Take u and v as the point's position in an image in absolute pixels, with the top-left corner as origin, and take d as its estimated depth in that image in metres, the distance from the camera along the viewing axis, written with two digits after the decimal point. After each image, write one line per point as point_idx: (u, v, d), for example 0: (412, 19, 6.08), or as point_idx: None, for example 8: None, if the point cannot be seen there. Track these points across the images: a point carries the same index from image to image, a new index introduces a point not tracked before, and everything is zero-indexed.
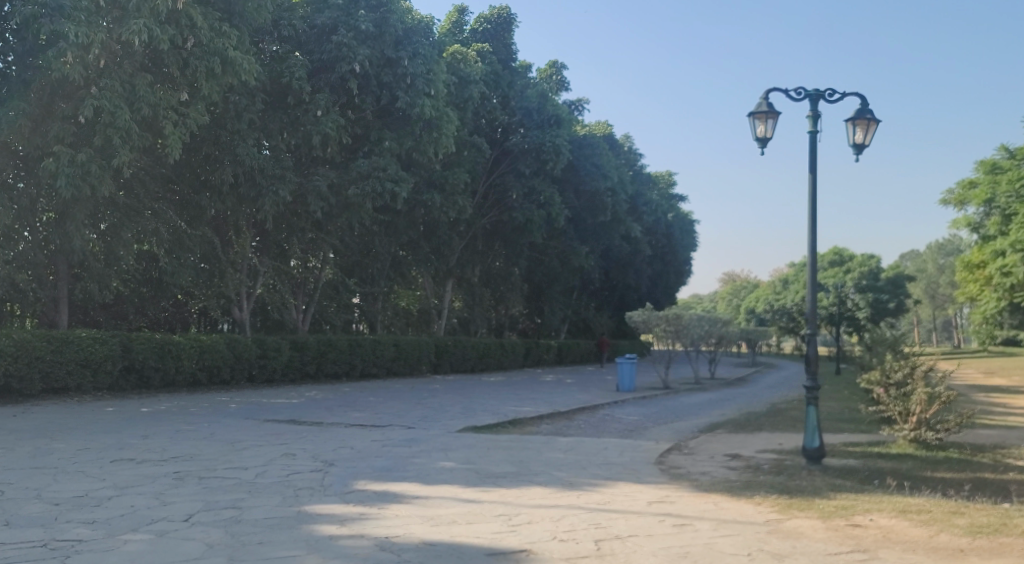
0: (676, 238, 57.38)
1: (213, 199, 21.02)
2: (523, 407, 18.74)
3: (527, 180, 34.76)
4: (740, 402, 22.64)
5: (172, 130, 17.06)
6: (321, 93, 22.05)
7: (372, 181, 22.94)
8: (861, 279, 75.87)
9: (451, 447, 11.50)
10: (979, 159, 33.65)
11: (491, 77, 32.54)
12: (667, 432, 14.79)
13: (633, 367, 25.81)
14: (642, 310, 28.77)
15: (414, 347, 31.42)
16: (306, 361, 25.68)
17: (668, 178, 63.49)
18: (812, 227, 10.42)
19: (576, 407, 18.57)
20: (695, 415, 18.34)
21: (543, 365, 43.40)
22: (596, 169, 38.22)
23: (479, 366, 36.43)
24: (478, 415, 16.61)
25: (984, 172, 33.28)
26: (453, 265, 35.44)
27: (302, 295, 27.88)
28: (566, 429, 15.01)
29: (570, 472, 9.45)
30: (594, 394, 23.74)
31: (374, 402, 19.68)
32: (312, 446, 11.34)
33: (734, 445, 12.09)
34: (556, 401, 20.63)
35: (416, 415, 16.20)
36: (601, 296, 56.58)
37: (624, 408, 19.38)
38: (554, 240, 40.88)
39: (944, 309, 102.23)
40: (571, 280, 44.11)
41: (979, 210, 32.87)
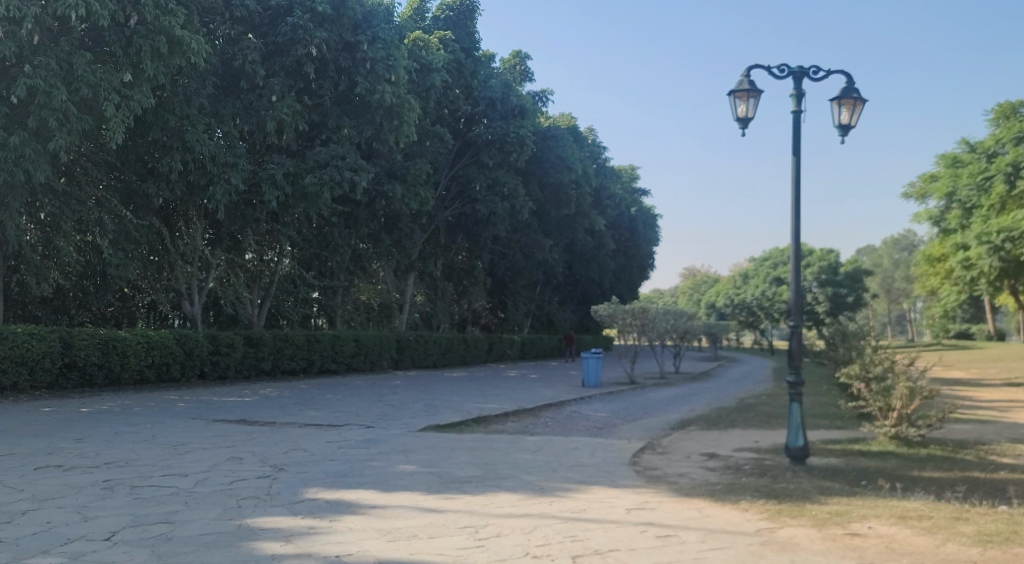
0: (640, 231, 57.04)
1: (161, 188, 20.05)
2: (488, 404, 18.07)
3: (490, 172, 34.10)
4: (708, 397, 22.17)
5: (114, 113, 16.13)
6: (275, 77, 21.17)
7: (330, 170, 22.09)
8: (821, 273, 76.35)
9: (411, 448, 10.78)
10: (941, 153, 33.42)
11: (454, 65, 31.50)
12: (637, 429, 14.20)
13: (598, 361, 25.25)
14: (608, 304, 28.25)
15: (375, 343, 30.58)
16: (261, 358, 24.74)
17: (631, 171, 63.17)
18: (795, 214, 9.88)
19: (542, 403, 17.93)
20: (664, 411, 17.80)
21: (506, 360, 42.77)
22: (560, 161, 37.64)
23: (441, 362, 35.70)
24: (440, 413, 15.91)
25: (945, 165, 33.03)
26: (414, 258, 34.64)
27: (258, 289, 26.92)
28: (533, 427, 14.37)
29: (540, 475, 8.79)
30: (560, 390, 23.13)
31: (331, 400, 18.86)
32: (261, 449, 10.56)
33: (709, 444, 11.51)
34: (520, 398, 19.98)
35: (375, 414, 15.44)
36: (564, 291, 56.07)
37: (592, 404, 18.78)
38: (517, 233, 40.22)
39: (901, 303, 103.47)
40: (535, 274, 43.49)
41: (940, 203, 32.80)
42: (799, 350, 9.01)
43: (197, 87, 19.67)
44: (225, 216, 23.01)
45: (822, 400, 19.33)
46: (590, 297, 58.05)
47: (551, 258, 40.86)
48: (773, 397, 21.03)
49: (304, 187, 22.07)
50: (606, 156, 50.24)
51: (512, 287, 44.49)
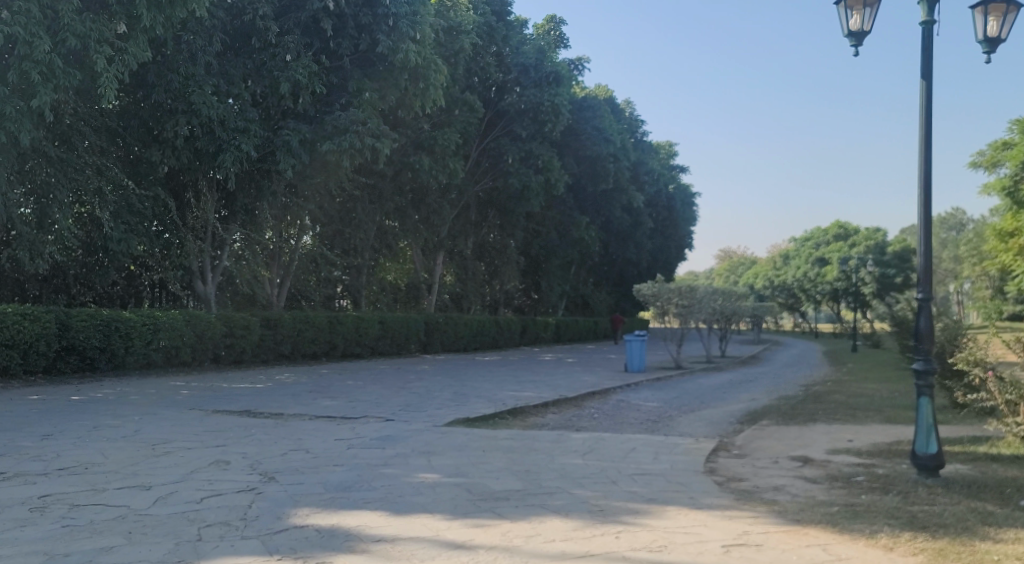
0: (678, 210, 54.78)
1: (166, 155, 18.37)
2: (523, 393, 16.20)
3: (524, 144, 32.24)
4: (766, 384, 20.11)
5: (106, 67, 14.41)
6: (290, 35, 19.46)
7: (350, 135, 20.17)
8: (868, 253, 73.42)
9: (437, 449, 8.94)
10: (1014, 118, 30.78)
11: (484, 29, 29.76)
12: (699, 423, 12.25)
13: (642, 345, 23.30)
14: (652, 283, 26.21)
15: (402, 325, 28.86)
16: (280, 341, 23.10)
17: (669, 147, 60.88)
18: (925, 156, 8.03)
19: (585, 391, 16.08)
20: (722, 401, 15.86)
21: (540, 343, 40.94)
22: (598, 132, 35.64)
23: (472, 345, 33.93)
24: (470, 402, 14.09)
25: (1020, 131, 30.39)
26: (444, 237, 32.85)
27: (277, 268, 25.26)
28: (576, 420, 12.50)
29: (598, 489, 6.90)
30: (601, 375, 21.23)
31: (351, 386, 17.12)
32: (255, 449, 8.76)
33: (795, 444, 9.54)
34: (560, 385, 18.10)
35: (397, 403, 13.66)
36: (599, 272, 54.00)
37: (639, 393, 16.82)
38: (552, 210, 38.22)
39: (947, 284, 100.04)
40: (569, 253, 41.51)
41: (1013, 172, 30.20)
42: (932, 330, 7.06)
43: (203, 44, 17.95)
44: (237, 188, 21.28)
45: (897, 389, 17.26)
46: (626, 279, 55.99)
47: (587, 236, 38.84)
48: (839, 385, 18.99)
49: (322, 154, 20.26)
50: (644, 131, 48.04)
51: (546, 268, 42.55)
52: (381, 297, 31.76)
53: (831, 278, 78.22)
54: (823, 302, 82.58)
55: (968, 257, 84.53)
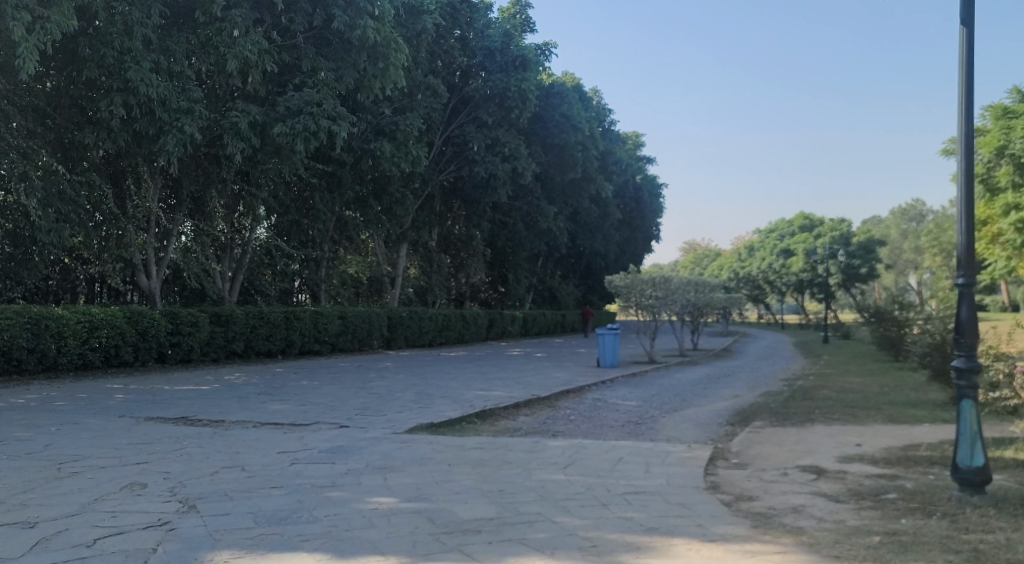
0: (645, 201, 53.92)
1: (101, 138, 16.92)
2: (492, 393, 15.02)
3: (489, 131, 31.07)
4: (747, 379, 19.15)
5: (24, 35, 12.96)
6: (236, 9, 18.02)
7: (303, 118, 18.81)
8: (834, 243, 73.42)
9: (396, 463, 7.75)
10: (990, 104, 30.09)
11: (447, 10, 28.56)
12: (687, 425, 11.18)
13: (615, 338, 22.26)
14: (625, 274, 25.16)
15: (363, 320, 27.53)
16: (232, 338, 21.70)
17: (636, 137, 60.03)
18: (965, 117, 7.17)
19: (558, 390, 14.96)
20: (704, 399, 14.83)
21: (507, 338, 39.82)
22: (565, 119, 34.66)
23: (437, 341, 32.70)
24: (434, 404, 12.90)
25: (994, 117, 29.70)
26: (407, 228, 31.54)
27: (229, 261, 23.82)
28: (551, 423, 11.37)
29: (586, 516, 5.76)
30: (574, 371, 20.15)
31: (306, 387, 15.81)
32: (180, 468, 7.50)
33: (800, 451, 8.49)
34: (531, 383, 16.97)
35: (354, 406, 12.42)
36: (566, 264, 52.96)
37: (616, 390, 15.74)
38: (518, 200, 37.06)
39: (910, 275, 100.57)
40: (536, 245, 40.40)
41: (988, 159, 29.53)
42: (975, 322, 6.15)
43: (140, 17, 16.50)
44: (183, 174, 19.84)
45: (886, 383, 16.36)
46: (593, 271, 55.06)
47: (556, 227, 37.77)
48: (823, 379, 18.12)
49: (273, 138, 18.86)
50: (611, 119, 47.05)
51: (512, 260, 41.40)
52: (341, 291, 30.39)
53: (797, 268, 78.14)
54: (789, 293, 82.41)
55: (930, 247, 85.09)
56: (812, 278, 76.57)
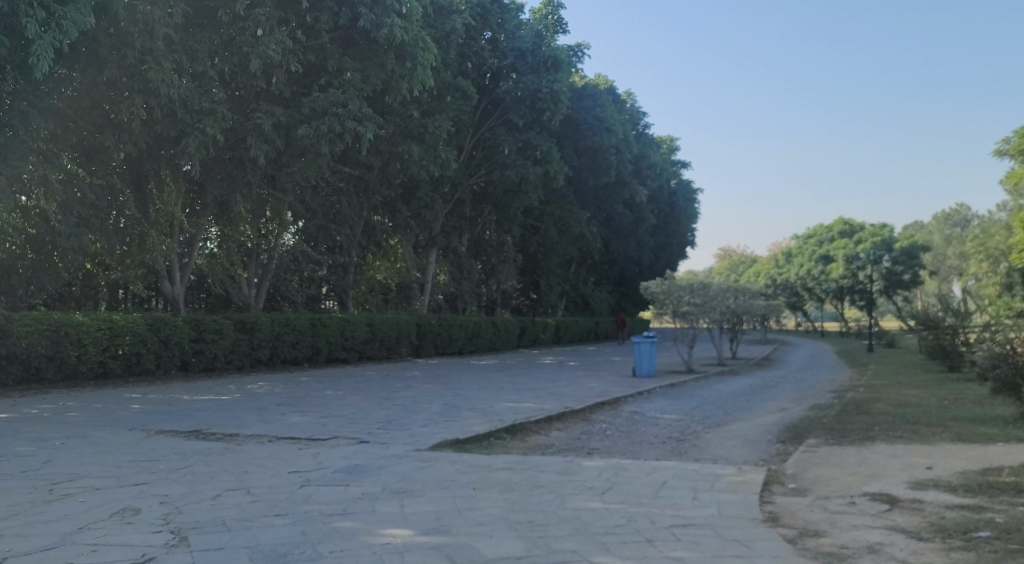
0: (680, 206, 52.94)
1: (122, 140, 16.47)
2: (523, 404, 14.29)
3: (520, 134, 30.42)
4: (792, 390, 18.21)
5: (37, 32, 12.49)
6: (260, 7, 17.50)
7: (328, 119, 18.21)
8: (875, 249, 71.69)
9: (416, 487, 7.03)
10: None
11: (478, 10, 27.96)
12: (734, 441, 10.37)
13: (652, 347, 21.42)
14: (662, 279, 24.34)
15: (392, 327, 26.94)
16: (256, 346, 21.20)
17: (671, 141, 59.05)
18: None
19: (594, 402, 14.16)
20: (749, 412, 13.98)
21: (540, 346, 39.06)
22: (598, 121, 33.92)
23: (468, 348, 32.05)
24: (462, 417, 12.17)
25: None
26: (436, 233, 30.92)
27: (254, 267, 23.32)
28: (587, 439, 10.60)
29: (629, 556, 4.99)
30: (609, 381, 19.37)
31: (329, 397, 15.17)
32: (180, 490, 6.83)
33: (865, 475, 7.65)
34: (564, 393, 16.21)
35: (377, 419, 11.73)
36: (599, 270, 52.09)
37: (653, 402, 14.94)
38: (551, 204, 36.34)
39: (953, 282, 98.16)
40: (569, 251, 39.64)
41: None
42: None
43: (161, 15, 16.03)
44: (206, 178, 19.37)
45: (944, 397, 15.35)
46: (626, 277, 54.16)
47: (589, 232, 36.99)
48: (873, 391, 17.19)
49: (298, 140, 18.31)
50: (646, 123, 46.21)
51: (545, 266, 40.64)
52: (370, 298, 29.83)
53: (836, 275, 76.54)
54: (828, 300, 80.68)
55: (974, 253, 83.07)
56: (852, 284, 75.04)
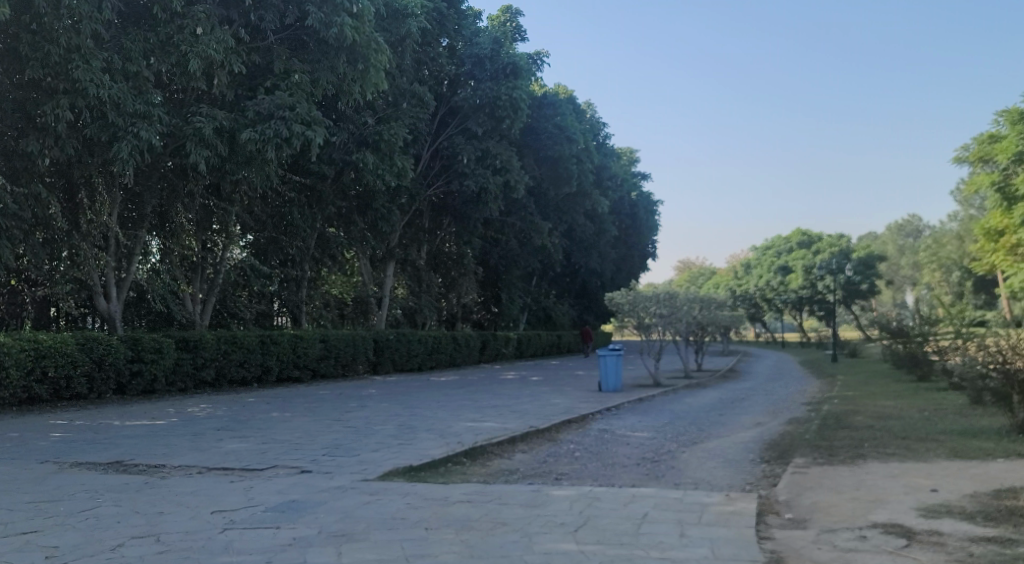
0: (642, 218, 52.46)
1: (48, 145, 15.26)
2: (484, 423, 13.32)
3: (479, 143, 29.58)
4: (765, 403, 17.47)
5: None
6: (200, 4, 16.44)
7: (274, 123, 17.14)
8: (834, 259, 72.04)
9: (359, 528, 6.04)
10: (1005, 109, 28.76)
11: (434, 15, 27.13)
12: (714, 461, 9.51)
13: (618, 360, 20.62)
14: (628, 290, 23.57)
15: (347, 343, 25.79)
16: (200, 365, 19.97)
17: (631, 153, 58.66)
18: None
19: (560, 420, 13.24)
20: (724, 428, 13.18)
21: (501, 361, 38.11)
22: (559, 130, 33.28)
23: (427, 365, 30.97)
24: (418, 440, 11.18)
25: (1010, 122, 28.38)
26: (394, 245, 29.86)
27: (200, 282, 22.08)
28: (554, 463, 9.67)
29: None
30: (575, 397, 18.47)
31: (275, 419, 14.06)
32: (75, 541, 5.77)
33: (867, 501, 6.81)
34: (527, 411, 15.29)
35: (324, 445, 10.68)
36: (561, 283, 51.34)
37: (623, 418, 14.06)
38: (511, 216, 35.51)
39: (908, 291, 99.19)
40: (530, 263, 38.81)
41: (1005, 166, 28.19)
42: None
43: (91, 10, 14.90)
44: (144, 187, 18.17)
45: (925, 408, 14.71)
46: (588, 290, 53.49)
47: (551, 244, 36.21)
48: (849, 403, 16.54)
49: (242, 145, 17.20)
50: (607, 134, 45.66)
51: (506, 279, 39.75)
52: (325, 314, 28.64)
53: (796, 285, 76.77)
54: (788, 310, 80.89)
55: (930, 262, 84.02)
56: (812, 295, 75.36)
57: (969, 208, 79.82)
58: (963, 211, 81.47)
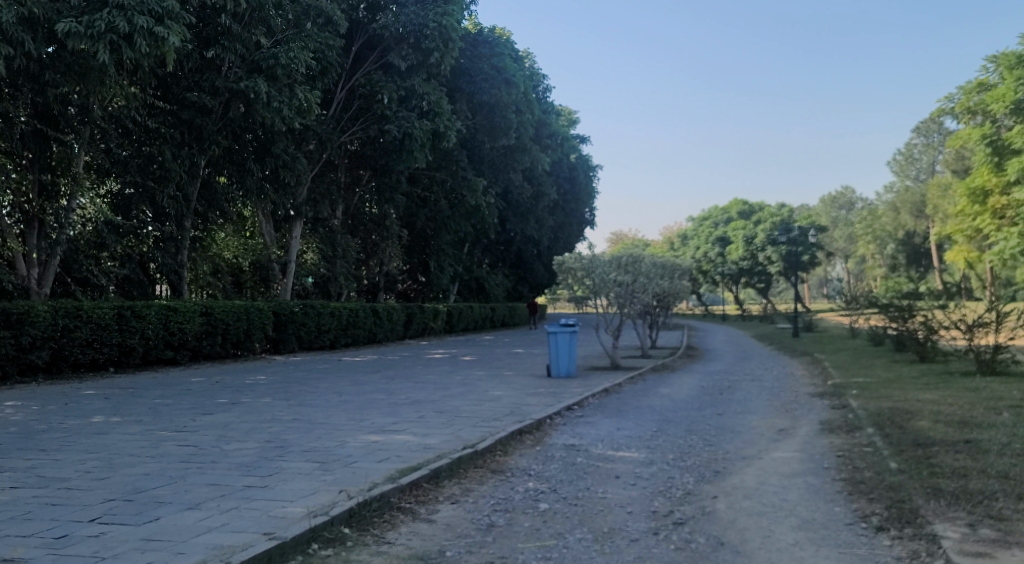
0: (582, 181, 48.46)
1: None
2: (398, 436, 9.04)
3: (403, 81, 24.95)
4: (768, 396, 13.60)
5: None
6: None
7: (107, 12, 12.34)
8: (774, 230, 69.41)
9: None
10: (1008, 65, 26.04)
11: None
12: (786, 528, 5.45)
13: (571, 339, 16.59)
14: (581, 253, 19.36)
15: (240, 318, 21.05)
16: (27, 347, 15.24)
17: (570, 111, 54.58)
18: None
19: (510, 433, 9.04)
20: (742, 441, 9.23)
21: (429, 336, 33.91)
22: (495, 71, 29.02)
23: (341, 342, 26.43)
24: (284, 478, 6.87)
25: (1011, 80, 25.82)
26: (301, 201, 25.09)
27: (38, 239, 17.36)
28: (510, 533, 5.51)
29: None
30: (518, 387, 14.33)
31: (88, 431, 9.51)
32: None
33: None
34: (459, 412, 11.06)
35: (114, 494, 6.24)
36: (494, 252, 47.12)
37: (594, 425, 9.96)
38: (439, 171, 31.05)
39: (843, 263, 97.84)
40: (462, 227, 34.50)
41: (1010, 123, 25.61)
42: None
43: None
44: None
45: (995, 405, 10.98)
46: (523, 258, 49.43)
47: (486, 204, 31.90)
48: (877, 393, 12.80)
49: (63, 40, 12.40)
50: (547, 85, 41.35)
51: (434, 244, 35.39)
52: (216, 282, 23.69)
53: (735, 257, 74.09)
54: (726, 283, 78.34)
55: (865, 234, 82.59)
56: (751, 266, 72.72)
57: (904, 179, 78.12)
58: (899, 182, 79.90)
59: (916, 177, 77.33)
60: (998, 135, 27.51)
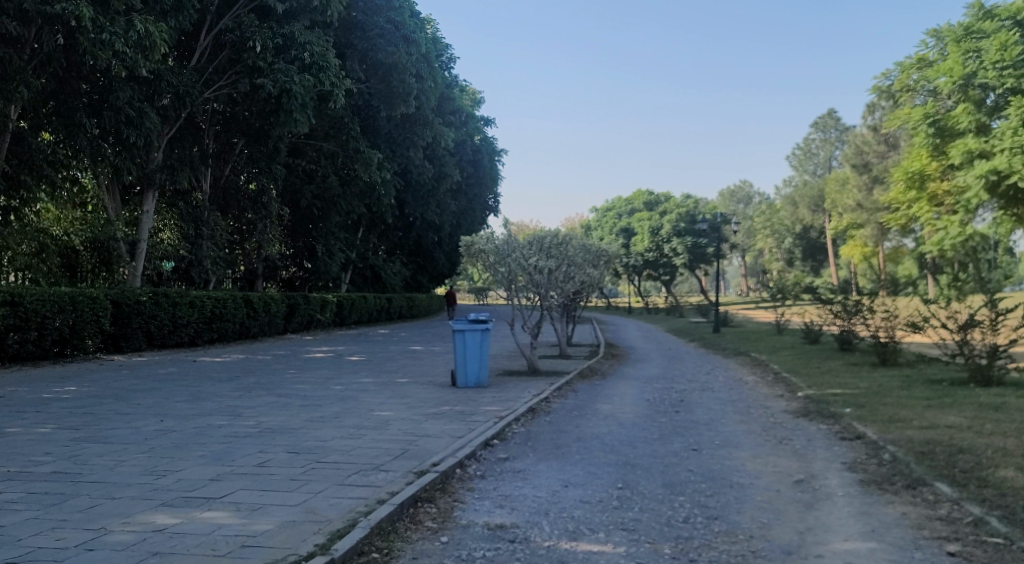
0: (488, 165, 44.80)
1: None
2: (209, 511, 5.39)
3: (280, 27, 20.81)
4: (741, 418, 10.41)
5: None
6: None
7: None
8: (678, 221, 67.14)
9: None
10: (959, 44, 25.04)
11: None
12: None
13: (483, 338, 13.21)
14: (493, 234, 15.83)
15: (63, 307, 16.69)
16: None
17: (474, 91, 50.82)
18: None
19: (403, 507, 5.56)
20: (759, 510, 6.00)
21: (313, 330, 29.81)
22: (392, 27, 25.16)
23: (203, 338, 22.20)
24: None
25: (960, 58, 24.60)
26: (155, 167, 20.74)
27: None
28: None
29: None
30: (416, 404, 10.74)
31: None
32: None
33: None
34: (327, 454, 7.42)
35: None
36: (391, 238, 43.16)
37: (529, 483, 6.54)
38: (327, 141, 27.02)
39: (743, 258, 97.25)
40: (354, 209, 30.47)
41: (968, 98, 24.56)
42: None
43: None
44: None
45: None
46: (423, 246, 45.56)
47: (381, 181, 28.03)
48: (886, 418, 9.81)
49: None
50: (451, 56, 37.51)
51: (322, 226, 31.28)
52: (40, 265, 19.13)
53: (639, 249, 71.82)
54: (631, 276, 76.15)
55: (764, 229, 81.95)
56: (656, 259, 70.47)
57: (802, 174, 77.13)
58: (796, 176, 79.01)
59: (814, 172, 76.72)
60: (941, 114, 25.96)
